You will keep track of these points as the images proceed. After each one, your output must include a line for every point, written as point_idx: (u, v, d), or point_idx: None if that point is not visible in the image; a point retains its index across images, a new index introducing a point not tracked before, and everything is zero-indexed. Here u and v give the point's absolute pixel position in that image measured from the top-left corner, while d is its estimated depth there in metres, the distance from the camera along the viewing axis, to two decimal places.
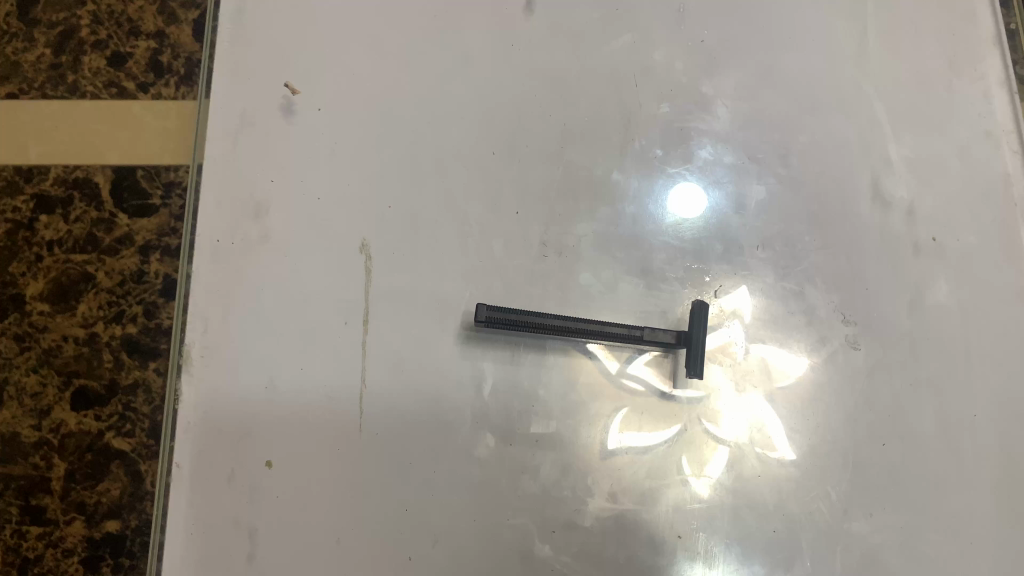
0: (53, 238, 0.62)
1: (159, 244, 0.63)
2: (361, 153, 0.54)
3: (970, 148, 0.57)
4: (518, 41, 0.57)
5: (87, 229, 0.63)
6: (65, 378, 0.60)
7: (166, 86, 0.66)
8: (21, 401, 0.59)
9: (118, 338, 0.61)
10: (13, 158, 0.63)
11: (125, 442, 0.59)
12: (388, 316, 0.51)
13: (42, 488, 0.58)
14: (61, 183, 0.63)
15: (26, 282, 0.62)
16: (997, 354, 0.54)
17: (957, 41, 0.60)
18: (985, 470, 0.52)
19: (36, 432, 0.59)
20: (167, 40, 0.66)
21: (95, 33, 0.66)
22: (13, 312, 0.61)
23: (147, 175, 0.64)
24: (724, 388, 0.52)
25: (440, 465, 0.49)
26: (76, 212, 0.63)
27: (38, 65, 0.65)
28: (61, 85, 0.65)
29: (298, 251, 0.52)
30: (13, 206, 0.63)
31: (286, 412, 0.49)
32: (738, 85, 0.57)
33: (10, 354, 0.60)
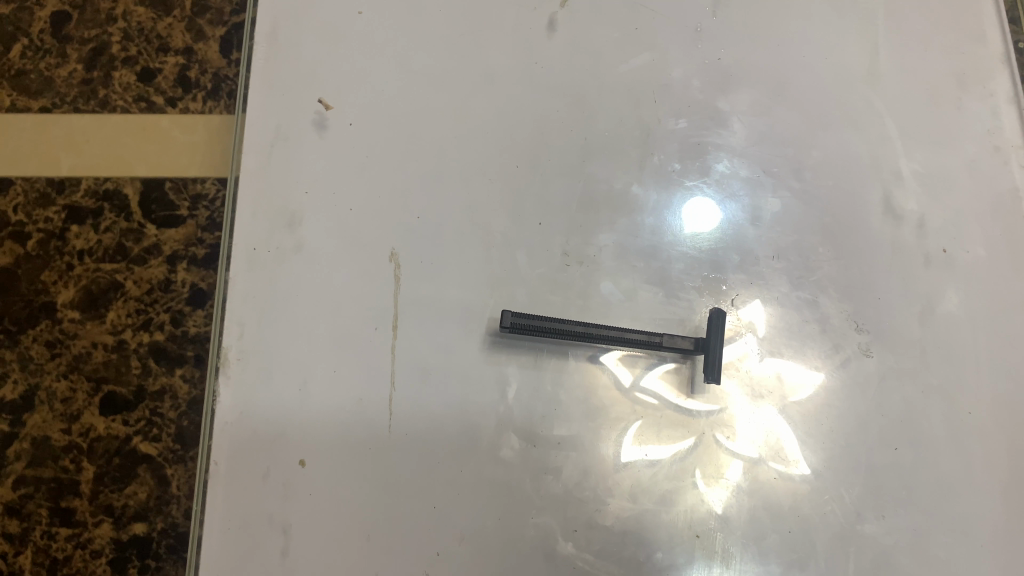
0: (84, 247, 0.65)
1: (187, 253, 0.65)
2: (391, 167, 0.57)
3: (979, 164, 0.59)
4: (540, 58, 0.59)
5: (117, 240, 0.65)
6: (94, 383, 0.62)
7: (193, 101, 0.68)
8: (51, 405, 0.62)
9: (146, 345, 0.63)
10: (46, 170, 0.66)
11: (152, 446, 0.61)
12: (416, 323, 0.53)
13: (72, 490, 0.60)
14: (92, 194, 0.66)
15: (58, 290, 0.64)
16: (1008, 364, 0.55)
17: (967, 60, 0.61)
18: (993, 475, 0.53)
19: (66, 436, 0.61)
20: (195, 56, 0.69)
21: (125, 49, 0.69)
22: (44, 320, 0.64)
23: (175, 187, 0.66)
24: (734, 394, 0.53)
25: (466, 465, 0.51)
26: (106, 223, 0.65)
27: (70, 80, 0.68)
28: (92, 100, 0.68)
29: (330, 260, 0.54)
30: (46, 216, 0.65)
31: (317, 412, 0.51)
32: (752, 101, 0.59)
33: (42, 360, 0.63)
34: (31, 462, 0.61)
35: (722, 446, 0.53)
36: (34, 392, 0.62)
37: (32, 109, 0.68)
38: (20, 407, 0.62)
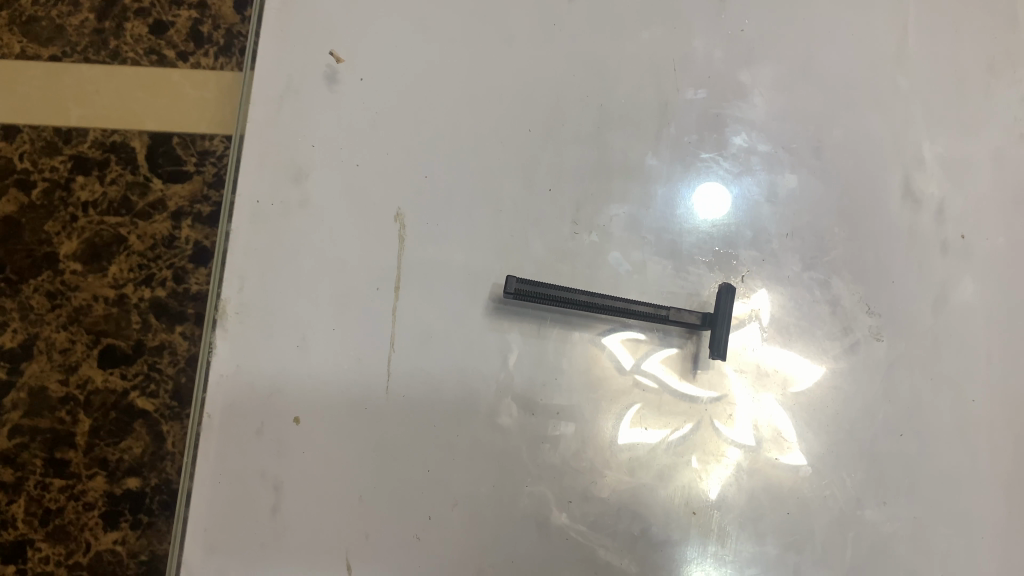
0: (88, 199, 0.64)
1: (192, 210, 0.64)
2: (401, 125, 0.55)
3: (1004, 152, 0.58)
4: (559, 21, 0.58)
5: (122, 193, 0.64)
6: (93, 336, 0.62)
7: (205, 56, 0.67)
8: (50, 355, 0.61)
9: (147, 300, 0.62)
10: (52, 119, 0.65)
11: (149, 401, 0.61)
12: (419, 286, 0.52)
13: (67, 442, 0.60)
14: (98, 146, 0.65)
15: (60, 241, 0.63)
16: (1016, 357, 0.55)
17: (999, 44, 0.60)
18: (996, 469, 0.53)
19: (63, 387, 0.61)
20: (208, 11, 0.68)
21: (139, 1, 0.68)
22: (46, 270, 0.63)
23: (183, 143, 0.65)
24: (735, 381, 0.52)
25: (464, 431, 0.50)
26: (112, 175, 0.64)
27: (82, 29, 0.67)
28: (103, 51, 0.67)
29: (335, 217, 0.53)
30: (51, 165, 0.64)
31: (315, 370, 0.51)
32: (776, 76, 0.57)
33: (41, 310, 0.62)
34: (28, 412, 0.60)
35: (719, 430, 0.51)
36: (33, 342, 0.61)
37: (42, 57, 0.66)
38: (18, 356, 0.61)
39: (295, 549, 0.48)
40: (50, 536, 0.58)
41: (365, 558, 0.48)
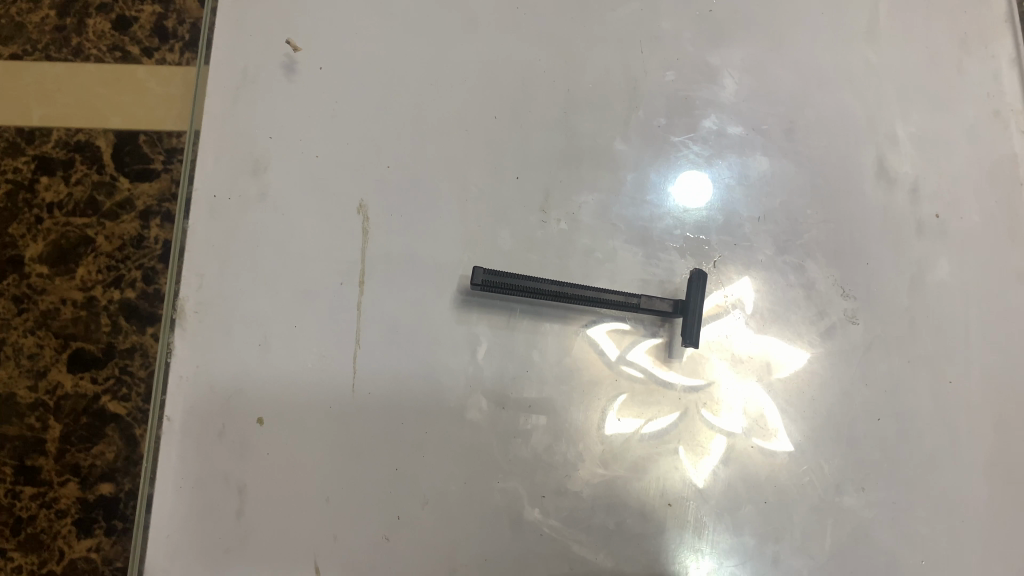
0: (53, 200, 0.62)
1: (160, 210, 0.62)
2: (362, 114, 0.54)
3: (978, 128, 0.56)
4: (524, 5, 0.56)
5: (88, 193, 0.62)
6: (62, 341, 0.60)
7: (170, 52, 0.65)
8: (18, 361, 0.59)
9: (116, 302, 0.60)
10: (16, 120, 0.63)
11: (121, 406, 0.59)
12: (385, 280, 0.51)
13: (37, 449, 0.58)
14: (62, 145, 0.63)
15: (26, 243, 0.61)
16: (996, 337, 0.53)
17: (970, 19, 0.58)
18: (978, 451, 0.51)
19: (32, 393, 0.59)
20: (173, 5, 0.66)
21: None
22: (11, 274, 0.61)
23: (150, 140, 0.63)
24: (718, 366, 0.51)
25: (433, 427, 0.49)
26: (77, 175, 0.62)
27: (43, 27, 0.65)
28: (65, 48, 0.65)
29: (297, 211, 0.52)
30: (14, 166, 0.62)
31: (280, 368, 0.49)
32: (746, 56, 0.56)
33: (8, 316, 0.60)
34: None
35: (706, 417, 0.50)
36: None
37: (1, 56, 0.64)
38: None
39: (260, 553, 0.47)
40: (22, 545, 0.56)
41: (333, 561, 0.47)
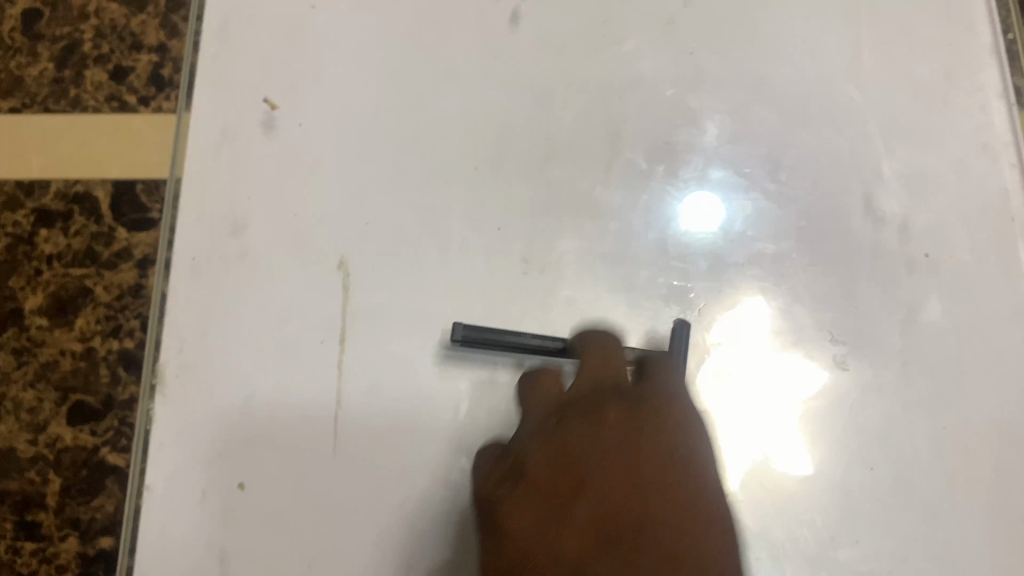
0: (52, 252, 0.59)
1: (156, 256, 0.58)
2: (340, 168, 0.54)
3: (966, 162, 0.55)
4: (502, 53, 0.56)
5: (87, 243, 0.59)
6: (61, 394, 0.56)
7: (166, 100, 0.62)
8: (17, 416, 0.56)
9: (114, 353, 0.56)
10: (13, 174, 0.61)
11: (121, 458, 0.55)
12: (365, 336, 0.50)
13: (38, 504, 0.54)
14: (60, 196, 0.60)
15: (25, 297, 0.58)
16: (995, 378, 0.51)
17: (954, 52, 0.57)
18: (980, 497, 0.48)
19: (32, 447, 0.55)
20: (169, 53, 0.63)
21: (97, 47, 0.64)
22: (12, 327, 0.58)
23: (147, 188, 0.60)
24: (732, 391, 0.50)
25: (415, 489, 0.48)
26: (76, 226, 0.60)
27: (41, 79, 0.64)
28: (63, 100, 0.63)
29: (276, 269, 0.51)
30: (14, 220, 0.60)
31: (260, 432, 0.49)
32: (726, 97, 0.56)
33: (8, 370, 0.57)
34: None
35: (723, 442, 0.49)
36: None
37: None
38: None
39: None
40: None
41: None
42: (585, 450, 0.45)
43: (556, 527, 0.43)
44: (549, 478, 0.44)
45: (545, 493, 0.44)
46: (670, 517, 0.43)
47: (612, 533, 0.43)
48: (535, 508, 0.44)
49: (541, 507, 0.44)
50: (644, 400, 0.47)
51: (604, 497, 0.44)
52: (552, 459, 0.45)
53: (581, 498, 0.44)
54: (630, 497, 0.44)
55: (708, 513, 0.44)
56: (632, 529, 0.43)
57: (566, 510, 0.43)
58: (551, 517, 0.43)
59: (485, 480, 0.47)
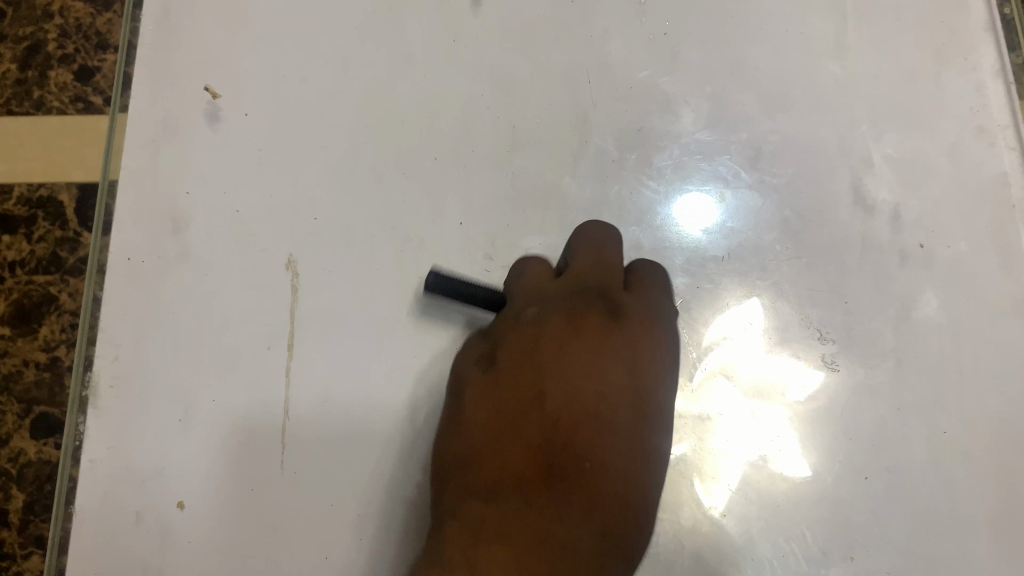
0: (16, 258, 0.58)
1: None
2: (288, 161, 0.50)
3: (961, 147, 0.51)
4: (463, 36, 0.53)
5: (51, 249, 0.58)
6: (24, 405, 0.55)
7: None
8: None
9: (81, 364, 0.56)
10: None
11: None
12: (315, 342, 0.47)
13: (1, 520, 0.53)
14: (25, 202, 0.59)
15: None
16: (996, 377, 0.46)
17: (946, 29, 0.53)
18: (983, 508, 0.44)
19: None
20: None
21: (62, 47, 0.62)
22: None
23: None
24: (728, 395, 0.46)
25: (369, 507, 0.44)
26: (39, 232, 0.59)
27: (5, 81, 0.62)
28: (26, 101, 0.62)
29: (219, 270, 0.48)
30: None
31: (200, 445, 0.45)
32: (702, 80, 0.52)
33: None
34: None
35: (719, 448, 0.46)
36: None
37: None
38: None
39: None
40: None
41: None
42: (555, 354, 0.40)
43: (500, 434, 0.39)
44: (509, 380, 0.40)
45: (502, 399, 0.40)
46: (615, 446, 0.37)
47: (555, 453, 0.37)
48: (492, 406, 0.40)
49: (495, 409, 0.40)
50: (626, 312, 0.42)
51: (556, 410, 0.38)
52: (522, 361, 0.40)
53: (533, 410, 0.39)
54: (576, 422, 0.38)
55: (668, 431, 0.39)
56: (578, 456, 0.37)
57: (516, 417, 0.39)
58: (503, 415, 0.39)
59: (461, 364, 0.43)
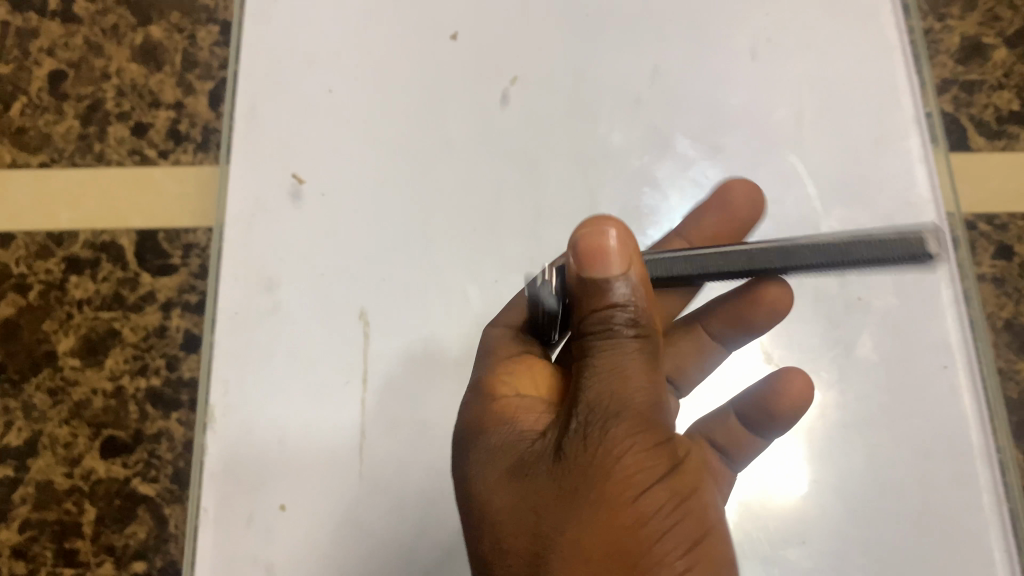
0: (83, 296, 0.77)
1: (180, 300, 0.76)
2: (357, 232, 0.63)
3: (893, 217, 0.64)
4: (495, 129, 0.66)
5: (114, 288, 0.77)
6: (94, 429, 0.73)
7: (184, 153, 0.80)
8: (54, 450, 0.73)
9: (142, 390, 0.74)
10: (48, 223, 0.79)
11: (150, 487, 0.72)
12: (383, 378, 0.59)
13: (75, 532, 0.71)
14: (89, 246, 0.78)
15: (58, 340, 0.76)
16: (919, 402, 0.59)
17: (881, 121, 0.67)
18: (907, 504, 0.57)
19: (69, 479, 0.73)
20: (185, 111, 0.81)
21: (119, 105, 0.82)
22: (47, 367, 0.75)
23: (168, 237, 0.78)
24: None
25: (429, 508, 0.57)
26: (103, 273, 0.77)
27: (68, 135, 0.82)
28: (89, 154, 0.81)
29: (305, 321, 0.60)
30: (47, 268, 0.78)
31: (296, 460, 0.57)
32: (686, 164, 0.65)
33: (45, 408, 0.74)
34: (37, 505, 0.72)
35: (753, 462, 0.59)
36: (37, 437, 0.73)
37: (32, 164, 0.81)
38: (25, 452, 0.73)
39: None
40: None
41: None
42: (565, 474, 0.42)
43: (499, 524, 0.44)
44: (516, 475, 0.44)
45: (512, 498, 0.44)
46: (637, 440, 0.42)
47: (584, 492, 0.41)
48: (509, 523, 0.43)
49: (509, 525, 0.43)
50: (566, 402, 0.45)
51: (569, 461, 0.42)
52: (526, 454, 0.45)
53: (544, 464, 0.44)
54: (600, 465, 0.41)
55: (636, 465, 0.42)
56: (596, 473, 0.41)
57: (551, 492, 0.42)
58: (525, 507, 0.43)
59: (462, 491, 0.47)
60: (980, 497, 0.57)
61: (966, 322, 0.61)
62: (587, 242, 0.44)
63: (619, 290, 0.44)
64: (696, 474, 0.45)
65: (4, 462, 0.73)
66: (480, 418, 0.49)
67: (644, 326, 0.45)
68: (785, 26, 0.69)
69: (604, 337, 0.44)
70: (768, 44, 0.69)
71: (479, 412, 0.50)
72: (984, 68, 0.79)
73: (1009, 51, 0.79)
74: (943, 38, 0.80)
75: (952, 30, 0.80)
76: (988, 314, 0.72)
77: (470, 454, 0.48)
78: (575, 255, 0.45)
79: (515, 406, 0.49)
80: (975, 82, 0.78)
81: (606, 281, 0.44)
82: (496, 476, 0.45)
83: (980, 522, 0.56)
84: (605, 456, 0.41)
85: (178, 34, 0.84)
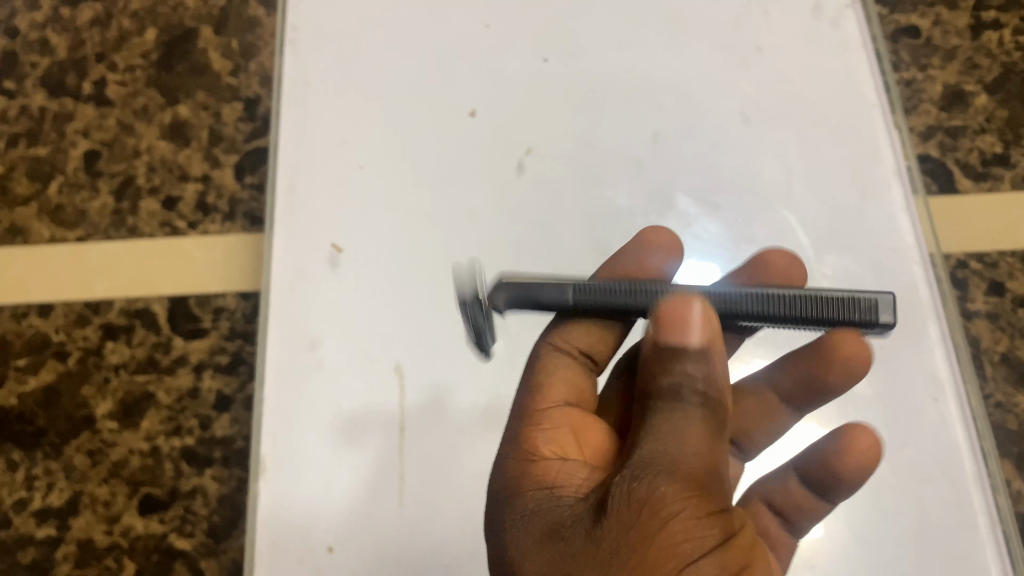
0: (119, 361, 0.82)
1: (212, 362, 0.81)
2: (391, 292, 0.69)
3: (881, 262, 0.70)
4: (513, 194, 0.72)
5: (148, 352, 0.82)
6: (132, 486, 0.78)
7: (211, 223, 0.87)
8: (94, 508, 0.78)
9: (177, 449, 0.79)
10: (85, 293, 0.85)
11: (187, 541, 0.77)
12: (418, 427, 0.64)
13: None
14: (123, 314, 0.83)
15: (98, 404, 0.81)
16: (913, 431, 0.64)
17: (863, 174, 0.73)
18: (910, 527, 0.61)
19: (109, 536, 0.78)
20: (211, 183, 0.88)
21: (150, 181, 0.89)
22: (86, 431, 0.80)
23: (198, 302, 0.83)
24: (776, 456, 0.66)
25: (464, 545, 0.62)
26: (138, 338, 0.83)
27: (102, 209, 0.88)
28: (122, 228, 0.87)
29: (344, 376, 0.66)
30: (85, 335, 0.83)
31: (343, 503, 0.62)
32: (688, 220, 0.71)
33: (85, 468, 0.79)
34: (78, 563, 0.77)
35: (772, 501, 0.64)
36: (78, 497, 0.78)
37: (69, 239, 0.87)
38: (67, 511, 0.78)
39: None
40: None
41: None
42: (604, 536, 0.44)
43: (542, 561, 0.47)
44: (553, 537, 0.47)
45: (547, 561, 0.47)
46: (689, 509, 0.44)
47: (622, 556, 0.43)
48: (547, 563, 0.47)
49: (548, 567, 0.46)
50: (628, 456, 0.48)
51: (610, 521, 0.45)
52: (564, 520, 0.48)
53: (586, 521, 0.46)
54: (644, 525, 0.43)
55: (683, 532, 0.43)
56: (639, 534, 0.43)
57: (587, 554, 0.45)
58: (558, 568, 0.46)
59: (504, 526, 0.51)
60: (975, 518, 0.61)
61: (955, 357, 0.66)
62: (672, 310, 0.48)
63: (694, 364, 0.48)
64: (752, 550, 0.46)
65: (46, 522, 0.78)
66: (520, 477, 0.53)
67: (712, 399, 0.48)
68: (769, 91, 0.76)
69: (665, 403, 0.47)
70: (756, 108, 0.76)
71: (523, 472, 0.53)
72: (966, 114, 0.85)
73: (989, 97, 0.86)
74: (926, 87, 0.87)
75: (934, 79, 0.87)
76: (985, 350, 0.77)
77: (518, 507, 0.51)
78: (656, 322, 0.49)
79: (557, 467, 0.53)
80: (959, 128, 0.85)
81: (685, 350, 0.48)
82: (540, 531, 0.48)
83: (974, 541, 0.61)
84: (652, 517, 0.43)
85: (204, 112, 0.91)
